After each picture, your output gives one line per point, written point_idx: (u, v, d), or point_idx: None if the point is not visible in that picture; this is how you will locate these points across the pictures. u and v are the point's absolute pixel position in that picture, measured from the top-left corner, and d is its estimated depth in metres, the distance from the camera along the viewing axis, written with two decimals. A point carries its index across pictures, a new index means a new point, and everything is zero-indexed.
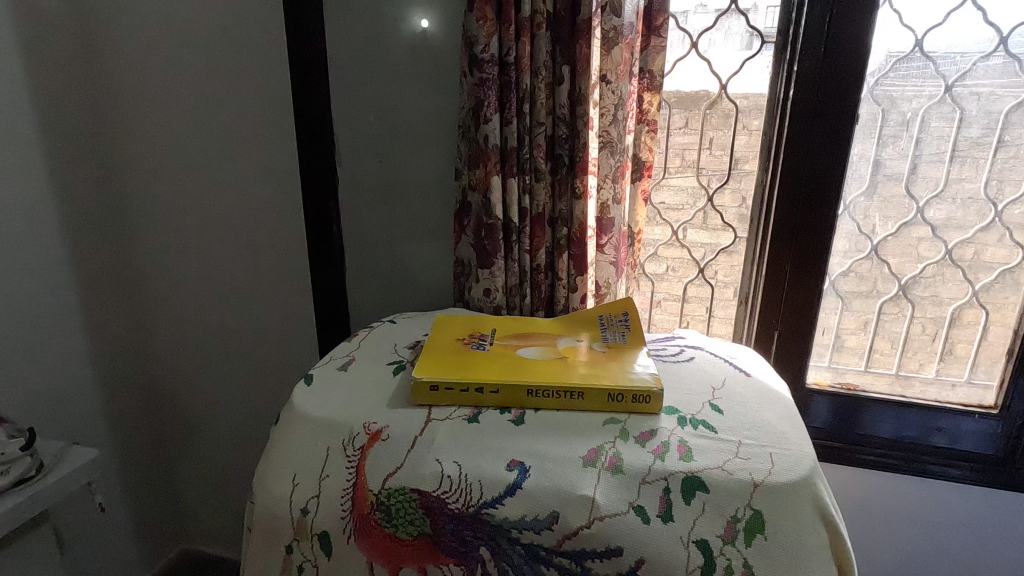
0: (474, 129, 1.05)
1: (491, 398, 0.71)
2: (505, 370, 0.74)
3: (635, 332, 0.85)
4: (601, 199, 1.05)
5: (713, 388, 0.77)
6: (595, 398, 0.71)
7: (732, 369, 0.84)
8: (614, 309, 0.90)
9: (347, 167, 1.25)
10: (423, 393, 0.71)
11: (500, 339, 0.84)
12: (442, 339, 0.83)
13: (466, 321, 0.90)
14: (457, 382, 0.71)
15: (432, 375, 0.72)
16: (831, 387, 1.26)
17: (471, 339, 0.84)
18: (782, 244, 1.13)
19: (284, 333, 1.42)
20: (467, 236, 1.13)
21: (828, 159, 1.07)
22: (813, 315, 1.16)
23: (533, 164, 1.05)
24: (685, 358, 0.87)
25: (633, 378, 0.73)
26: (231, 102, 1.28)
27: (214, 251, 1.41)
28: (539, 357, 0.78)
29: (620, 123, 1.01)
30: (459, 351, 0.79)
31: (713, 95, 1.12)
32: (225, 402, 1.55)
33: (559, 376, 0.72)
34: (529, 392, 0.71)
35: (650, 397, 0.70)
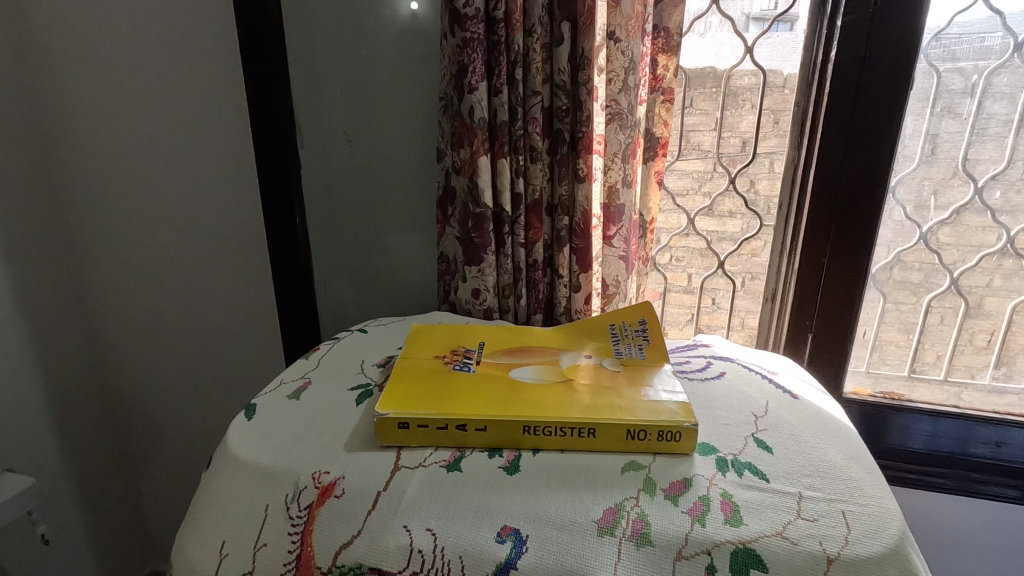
0: (457, 101, 0.89)
1: (477, 438, 0.56)
2: (494, 400, 0.58)
3: (655, 344, 0.70)
4: (609, 182, 0.89)
5: (755, 416, 0.62)
6: (610, 436, 0.55)
7: (773, 388, 0.69)
8: (628, 316, 0.74)
9: (314, 150, 1.07)
10: (389, 431, 0.56)
11: (489, 355, 0.69)
12: (418, 358, 0.68)
13: (447, 333, 0.74)
14: (432, 418, 0.56)
15: (402, 410, 0.56)
16: (871, 397, 1.11)
17: (454, 357, 0.68)
18: (817, 233, 0.97)
19: (249, 340, 1.26)
20: (451, 228, 0.96)
21: (875, 133, 0.91)
22: (853, 314, 1.00)
23: (528, 142, 0.89)
24: (714, 375, 0.73)
25: (658, 408, 0.57)
26: (175, 75, 1.09)
27: (166, 248, 1.24)
28: (538, 380, 0.63)
29: (631, 90, 0.84)
30: (438, 374, 0.64)
31: (731, 64, 0.96)
32: (189, 415, 1.40)
33: (562, 408, 0.57)
34: (526, 430, 0.55)
35: (679, 433, 0.55)
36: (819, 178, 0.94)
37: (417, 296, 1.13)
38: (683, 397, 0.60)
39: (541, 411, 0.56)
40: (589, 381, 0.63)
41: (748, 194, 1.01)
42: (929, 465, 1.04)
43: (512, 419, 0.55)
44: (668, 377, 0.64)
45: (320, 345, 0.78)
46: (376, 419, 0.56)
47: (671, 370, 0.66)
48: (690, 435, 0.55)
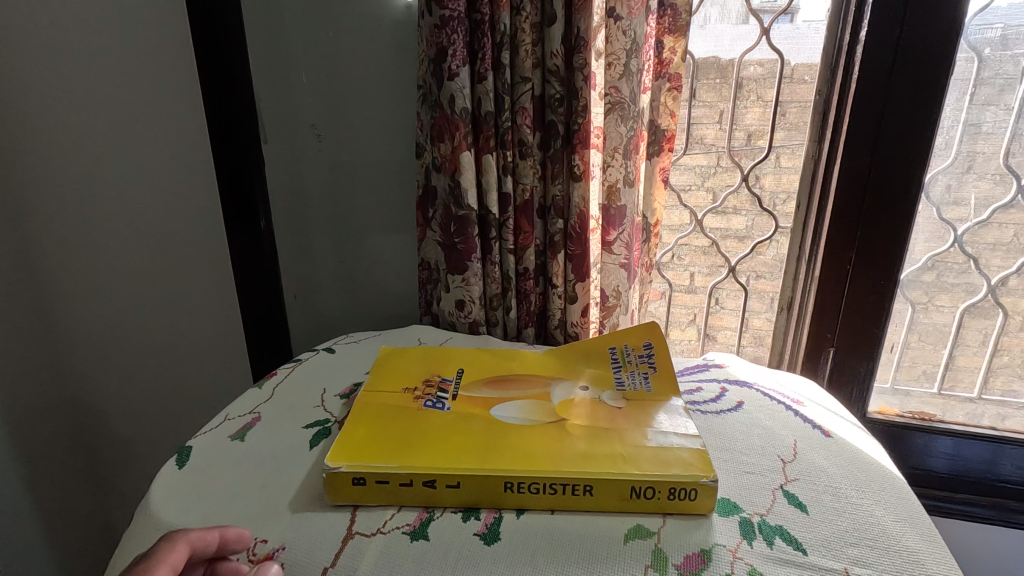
0: (436, 90, 0.78)
1: (448, 496, 0.46)
2: (471, 447, 0.48)
3: (663, 374, 0.60)
4: (608, 181, 0.79)
5: (783, 462, 0.52)
6: (610, 494, 0.45)
7: (800, 422, 0.59)
8: (632, 339, 0.64)
9: (280, 144, 0.96)
10: (343, 488, 0.46)
11: (468, 388, 0.59)
12: (384, 391, 0.58)
13: (421, 359, 0.65)
14: (394, 472, 0.46)
15: (357, 463, 0.46)
16: (898, 418, 1.00)
17: (427, 390, 0.58)
18: (842, 238, 0.86)
19: (207, 357, 1.12)
20: (432, 233, 0.86)
21: (910, 123, 0.80)
22: (881, 328, 0.89)
23: (517, 135, 0.78)
24: (730, 407, 0.63)
25: (667, 457, 0.47)
26: (101, 56, 0.92)
27: (93, 259, 1.06)
28: (524, 420, 0.53)
29: (634, 77, 0.74)
30: (406, 413, 0.54)
31: (741, 50, 0.86)
32: (130, 449, 1.22)
33: (551, 459, 0.47)
34: (508, 487, 0.45)
35: (695, 490, 0.45)
36: (847, 175, 0.83)
37: (398, 305, 1.03)
38: (698, 442, 0.50)
39: (527, 462, 0.46)
40: (587, 421, 0.53)
41: (760, 200, 0.93)
42: (947, 486, 0.97)
43: (491, 474, 0.45)
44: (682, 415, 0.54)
45: (277, 371, 0.68)
46: (326, 474, 0.46)
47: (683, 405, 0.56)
48: (707, 492, 0.45)
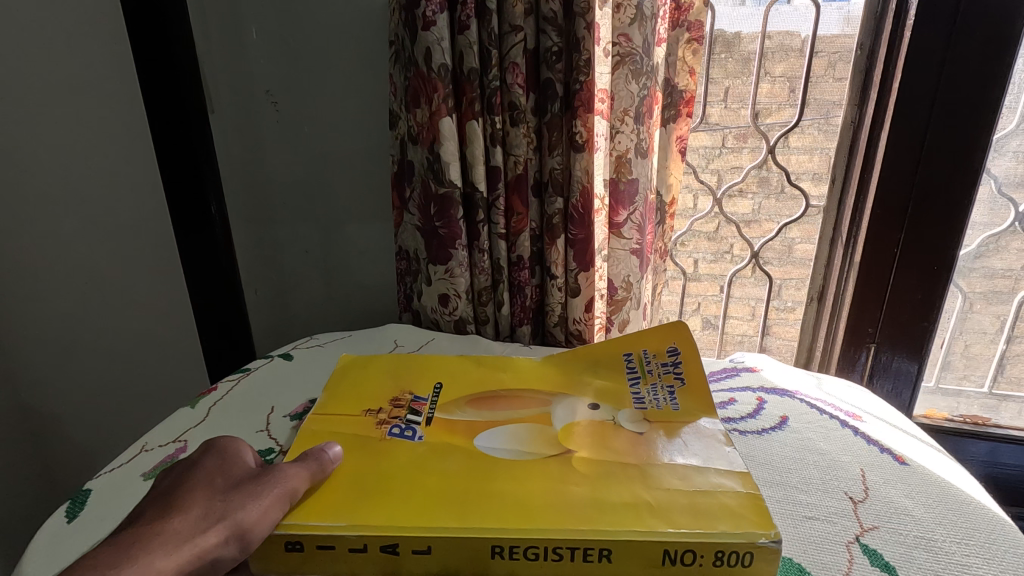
0: (409, 44, 0.65)
1: (416, 563, 0.34)
2: (445, 495, 0.36)
3: (694, 387, 0.48)
4: (617, 150, 0.65)
5: (857, 504, 0.40)
6: (633, 561, 0.33)
7: (865, 444, 0.47)
8: (652, 342, 0.52)
9: (235, 115, 0.83)
10: (273, 554, 0.34)
11: (447, 409, 0.47)
12: (340, 415, 0.46)
13: (392, 371, 0.53)
14: (341, 534, 0.34)
15: (295, 518, 0.35)
16: (946, 422, 0.87)
17: (394, 413, 0.46)
18: (892, 216, 0.73)
19: (156, 365, 0.97)
20: (409, 216, 0.73)
21: (978, 78, 0.66)
22: (931, 321, 0.77)
23: (507, 97, 0.65)
24: (772, 424, 0.51)
25: (709, 506, 0.35)
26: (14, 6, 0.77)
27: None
28: (518, 453, 0.41)
29: (648, 22, 0.60)
30: (365, 445, 0.42)
31: (763, 19, 0.75)
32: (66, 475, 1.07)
33: (552, 512, 0.35)
34: (493, 554, 0.33)
35: (748, 555, 0.33)
36: (906, 136, 0.69)
37: (377, 301, 0.90)
38: (746, 481, 0.38)
39: (519, 518, 0.34)
40: (599, 454, 0.41)
41: (783, 172, 0.82)
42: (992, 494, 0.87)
43: (471, 537, 0.33)
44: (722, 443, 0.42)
45: (216, 386, 0.57)
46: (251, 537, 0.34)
47: (723, 428, 0.44)
48: (766, 556, 0.33)
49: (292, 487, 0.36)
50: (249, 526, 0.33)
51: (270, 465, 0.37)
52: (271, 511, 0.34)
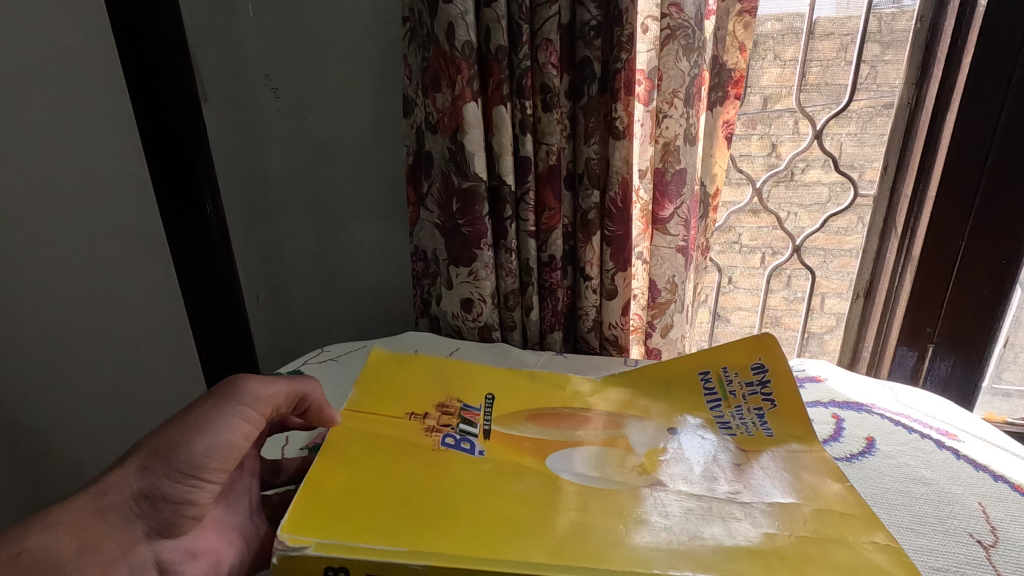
0: (428, 19, 0.57)
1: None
2: (539, 527, 0.32)
3: (788, 410, 0.45)
4: (664, 137, 0.58)
5: (983, 544, 0.35)
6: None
7: (971, 470, 0.41)
8: (736, 357, 0.48)
9: (231, 104, 0.75)
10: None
11: (506, 424, 0.43)
12: (385, 417, 0.41)
13: (432, 372, 0.47)
14: (398, 562, 0.29)
15: (330, 539, 0.29)
16: (1004, 424, 0.81)
17: (443, 420, 0.42)
18: (961, 203, 0.67)
19: (143, 385, 0.88)
20: (427, 212, 0.66)
21: None
22: (998, 319, 0.71)
23: (539, 78, 0.58)
24: (861, 447, 0.45)
25: (847, 561, 0.32)
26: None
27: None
28: (605, 481, 0.37)
29: None
30: (419, 453, 0.38)
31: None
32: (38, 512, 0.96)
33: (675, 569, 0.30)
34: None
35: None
36: (980, 116, 0.63)
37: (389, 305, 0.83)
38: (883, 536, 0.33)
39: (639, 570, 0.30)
40: (687, 487, 0.38)
41: (832, 159, 0.75)
42: None
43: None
44: (828, 475, 0.39)
45: None
46: (276, 555, 0.29)
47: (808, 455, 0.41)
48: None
49: (246, 394, 0.35)
50: (181, 443, 0.33)
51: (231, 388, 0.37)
52: (193, 432, 0.33)
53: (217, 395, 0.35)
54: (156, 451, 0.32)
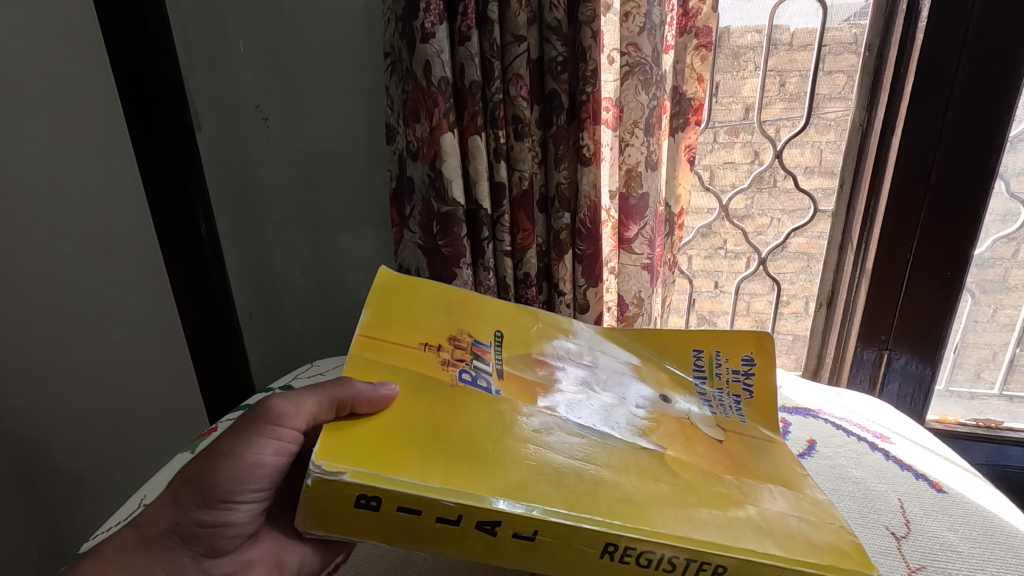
0: (407, 55, 0.61)
1: (472, 542, 0.30)
2: (556, 476, 0.33)
3: (763, 401, 0.48)
4: (627, 163, 0.63)
5: (896, 534, 0.39)
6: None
7: (899, 470, 0.46)
8: (733, 345, 0.49)
9: (223, 132, 0.80)
10: (327, 497, 0.29)
11: (516, 366, 0.43)
12: (397, 344, 0.40)
13: (442, 303, 0.44)
14: (428, 497, 0.29)
15: (365, 468, 0.29)
16: (959, 426, 0.86)
17: (458, 354, 0.41)
18: (907, 217, 0.72)
19: (140, 400, 0.92)
20: (409, 233, 0.70)
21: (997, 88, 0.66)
22: (947, 325, 0.76)
23: (512, 109, 0.63)
24: (801, 449, 0.49)
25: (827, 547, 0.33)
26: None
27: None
28: (608, 437, 0.39)
29: (657, 29, 0.58)
30: (437, 391, 0.37)
31: (770, 17, 0.73)
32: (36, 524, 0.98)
33: (681, 522, 0.31)
34: (604, 552, 0.30)
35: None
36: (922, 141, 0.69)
37: None
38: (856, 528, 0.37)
39: (657, 521, 0.31)
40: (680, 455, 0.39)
41: (792, 176, 0.80)
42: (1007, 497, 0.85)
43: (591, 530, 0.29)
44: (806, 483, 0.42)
45: (216, 426, 0.54)
46: (310, 478, 0.28)
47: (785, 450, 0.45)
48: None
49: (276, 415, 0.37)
50: (207, 481, 0.37)
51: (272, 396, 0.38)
52: (219, 458, 0.37)
53: (254, 413, 0.38)
54: (192, 478, 0.38)
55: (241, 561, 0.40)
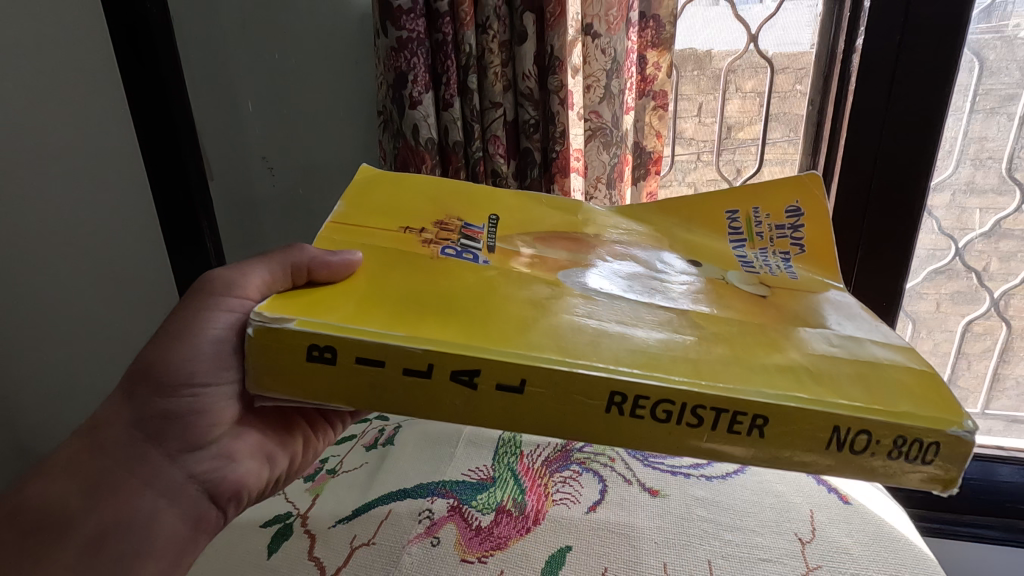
0: (397, 118, 0.69)
1: (452, 401, 0.28)
2: (555, 332, 0.30)
3: (818, 255, 0.43)
4: None
5: (802, 540, 0.48)
6: (794, 439, 0.27)
7: (814, 484, 0.54)
8: (773, 197, 0.45)
9: (229, 163, 0.90)
10: (275, 353, 0.28)
11: (511, 242, 0.41)
12: (374, 228, 0.39)
13: (429, 193, 0.44)
14: (389, 346, 0.27)
15: (314, 320, 0.28)
16: None
17: (443, 235, 0.39)
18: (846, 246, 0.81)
19: None
20: None
21: (919, 135, 0.74)
22: None
23: (490, 164, 0.71)
24: (735, 467, 0.57)
25: (881, 379, 0.30)
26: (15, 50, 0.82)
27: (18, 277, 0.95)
28: (618, 295, 0.35)
29: (615, 98, 0.66)
30: (417, 262, 0.36)
31: (724, 78, 0.83)
32: None
33: (702, 370, 0.28)
34: (612, 404, 0.27)
35: (933, 449, 0.27)
36: (851, 180, 0.77)
37: None
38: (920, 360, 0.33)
39: (668, 365, 0.28)
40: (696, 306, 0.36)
41: None
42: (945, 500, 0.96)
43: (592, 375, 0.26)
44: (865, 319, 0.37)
45: None
46: (251, 330, 0.27)
47: (853, 299, 0.39)
48: (954, 453, 0.27)
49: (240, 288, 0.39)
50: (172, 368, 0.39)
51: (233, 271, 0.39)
52: (180, 340, 0.39)
53: (199, 293, 0.40)
54: (147, 371, 0.40)
55: (223, 454, 0.42)
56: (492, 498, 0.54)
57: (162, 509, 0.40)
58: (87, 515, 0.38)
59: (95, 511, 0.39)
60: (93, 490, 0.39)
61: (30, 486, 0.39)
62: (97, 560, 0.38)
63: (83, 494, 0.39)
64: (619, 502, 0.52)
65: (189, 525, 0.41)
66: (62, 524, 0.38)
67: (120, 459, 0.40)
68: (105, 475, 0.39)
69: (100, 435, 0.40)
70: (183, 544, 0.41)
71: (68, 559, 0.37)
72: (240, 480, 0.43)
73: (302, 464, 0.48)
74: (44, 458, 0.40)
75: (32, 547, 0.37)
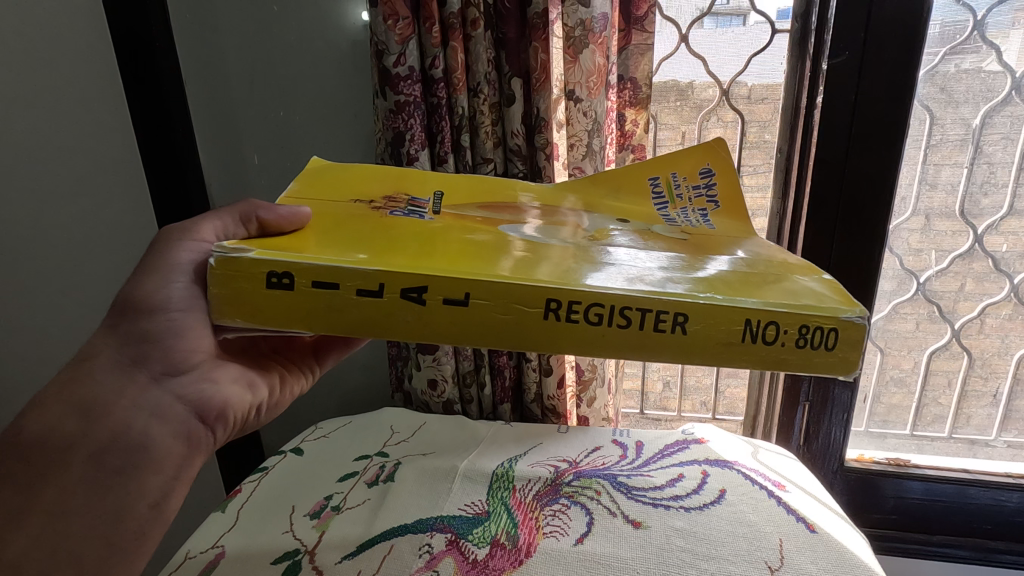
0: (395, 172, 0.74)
1: (402, 316, 0.32)
2: (495, 260, 0.34)
3: (730, 208, 0.47)
4: None
5: (772, 570, 0.52)
6: (710, 334, 0.31)
7: (785, 514, 0.59)
8: (685, 164, 0.49)
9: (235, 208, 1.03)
10: (239, 282, 0.32)
11: (456, 208, 0.45)
12: (324, 201, 0.44)
13: (378, 176, 0.49)
14: (344, 270, 0.32)
15: (272, 252, 0.33)
16: (875, 463, 1.04)
17: (392, 205, 0.44)
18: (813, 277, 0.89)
19: None
20: None
21: (873, 183, 0.82)
22: (836, 385, 0.95)
23: None
24: (712, 497, 0.61)
25: (797, 290, 0.35)
26: (41, 72, 0.90)
27: (15, 281, 0.98)
28: (550, 239, 0.40)
29: (597, 155, 0.72)
30: (368, 221, 0.41)
31: (698, 129, 0.92)
32: None
33: (622, 282, 0.33)
34: (549, 311, 0.31)
35: (833, 335, 0.32)
36: (816, 217, 0.85)
37: (381, 371, 1.04)
38: (826, 276, 0.37)
39: (593, 280, 0.33)
40: (620, 244, 0.40)
41: None
42: (917, 519, 1.02)
43: (529, 285, 0.31)
44: (778, 253, 0.42)
45: (241, 488, 0.68)
46: (214, 259, 0.32)
47: (768, 243, 0.44)
48: (851, 338, 0.32)
49: (204, 239, 0.46)
50: (142, 297, 0.43)
51: (199, 224, 0.46)
52: (154, 271, 0.44)
53: (159, 243, 0.45)
54: (123, 306, 0.44)
55: (205, 377, 0.45)
56: (488, 532, 0.58)
57: (154, 427, 0.42)
58: (84, 437, 0.41)
59: (90, 432, 0.41)
60: (86, 413, 0.41)
61: (30, 417, 0.41)
62: (102, 473, 0.40)
63: (77, 427, 0.41)
64: (604, 533, 0.56)
65: (182, 441, 0.43)
66: (61, 449, 0.40)
67: (109, 384, 0.42)
68: (95, 398, 0.42)
69: (91, 365, 0.43)
70: (181, 459, 0.44)
71: (73, 477, 0.40)
72: (224, 400, 0.45)
73: (281, 400, 0.53)
74: (37, 395, 0.42)
75: (38, 470, 0.40)
